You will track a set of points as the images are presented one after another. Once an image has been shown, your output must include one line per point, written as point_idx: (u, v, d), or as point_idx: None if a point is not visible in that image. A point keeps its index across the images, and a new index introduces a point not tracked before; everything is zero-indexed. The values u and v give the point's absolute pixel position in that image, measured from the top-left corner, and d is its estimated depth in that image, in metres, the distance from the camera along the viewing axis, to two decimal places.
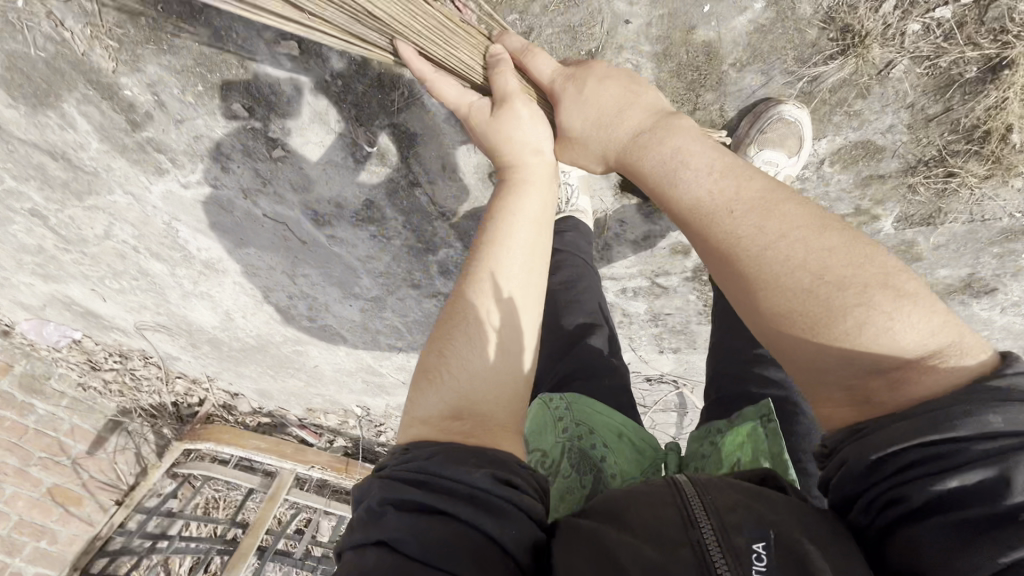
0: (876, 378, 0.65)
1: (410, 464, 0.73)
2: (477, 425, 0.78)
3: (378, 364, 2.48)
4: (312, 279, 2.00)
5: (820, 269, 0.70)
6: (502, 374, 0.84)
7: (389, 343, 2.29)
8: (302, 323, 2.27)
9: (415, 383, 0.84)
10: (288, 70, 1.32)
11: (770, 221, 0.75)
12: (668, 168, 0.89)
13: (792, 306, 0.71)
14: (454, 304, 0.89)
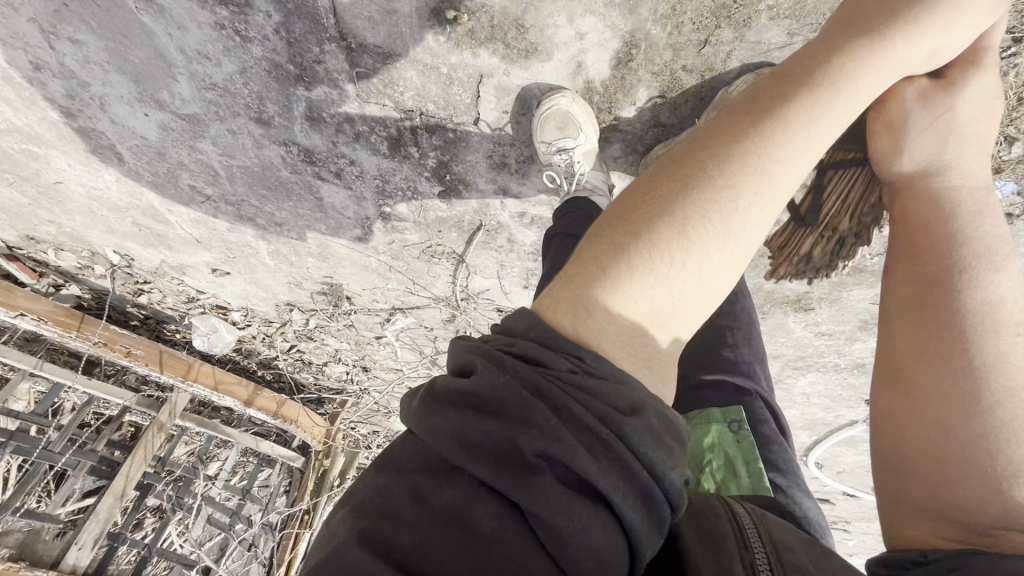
0: (1002, 500, 0.81)
1: (593, 406, 0.61)
2: (651, 356, 0.71)
3: (163, 208, 1.84)
4: (85, 52, 1.31)
5: (1016, 420, 0.83)
6: (694, 311, 0.73)
7: (192, 185, 1.70)
8: (44, 113, 1.51)
9: (607, 247, 0.71)
10: None
11: (1014, 358, 0.86)
12: (967, 228, 0.93)
13: (977, 398, 0.85)
14: (679, 205, 0.71)
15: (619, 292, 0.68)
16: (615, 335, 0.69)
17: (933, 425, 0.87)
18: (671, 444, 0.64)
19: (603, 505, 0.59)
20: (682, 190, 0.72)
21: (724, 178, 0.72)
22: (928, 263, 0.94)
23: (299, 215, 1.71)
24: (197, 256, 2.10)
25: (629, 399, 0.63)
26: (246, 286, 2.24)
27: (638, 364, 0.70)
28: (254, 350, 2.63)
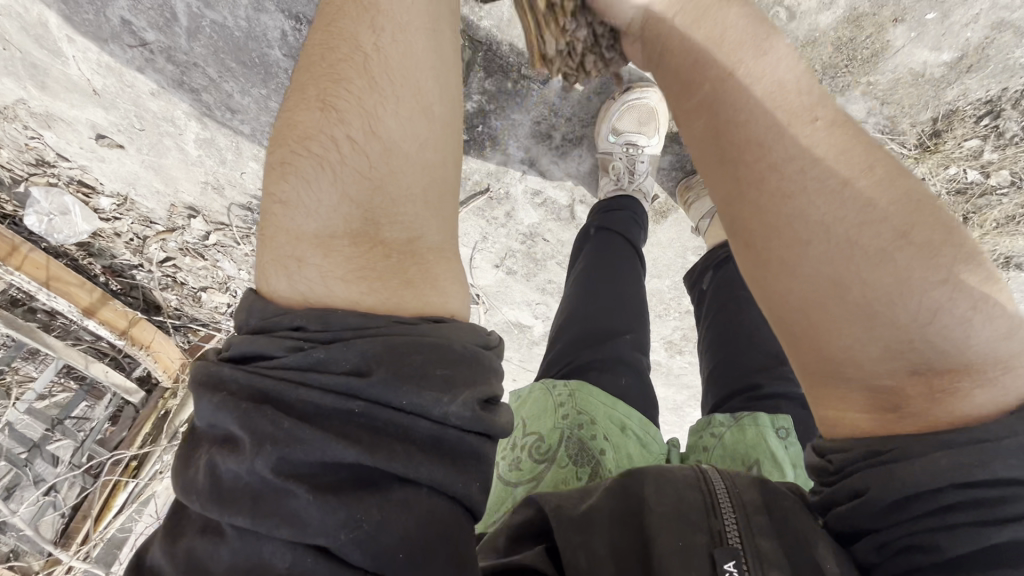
0: (917, 322, 0.65)
1: (320, 380, 0.56)
2: (403, 250, 0.67)
3: (60, 34, 1.36)
4: None
5: (899, 230, 0.66)
6: (430, 174, 0.70)
7: (124, 18, 1.29)
8: None
9: (279, 188, 0.67)
10: None
11: (858, 183, 0.68)
12: (757, 108, 0.71)
13: (848, 281, 0.67)
14: (341, 114, 0.68)
15: (305, 210, 0.65)
16: (329, 251, 0.64)
17: (791, 276, 0.70)
18: (444, 376, 0.58)
19: (401, 485, 0.56)
20: (335, 102, 0.69)
21: (355, 74, 0.69)
22: (741, 171, 0.72)
23: (267, 108, 1.40)
24: (80, 110, 1.59)
25: (349, 350, 0.57)
26: (140, 170, 1.77)
27: (382, 269, 0.65)
28: (111, 249, 2.08)
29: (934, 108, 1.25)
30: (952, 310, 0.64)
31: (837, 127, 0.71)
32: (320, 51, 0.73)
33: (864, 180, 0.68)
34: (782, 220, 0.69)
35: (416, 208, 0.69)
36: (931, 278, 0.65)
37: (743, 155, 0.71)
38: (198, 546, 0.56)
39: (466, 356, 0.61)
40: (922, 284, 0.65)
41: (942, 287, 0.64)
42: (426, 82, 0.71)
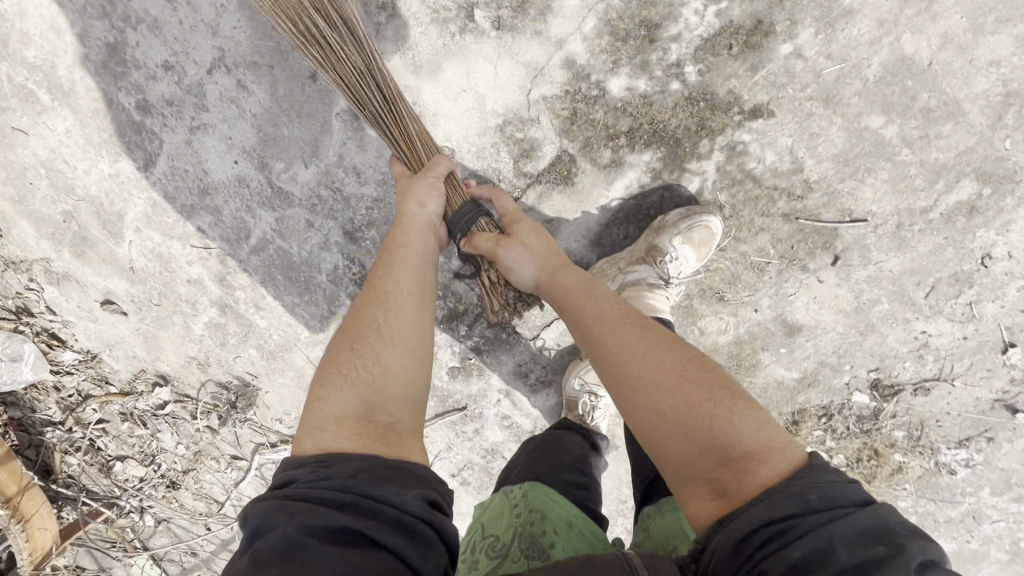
0: (700, 424, 0.77)
1: (327, 484, 0.71)
2: (389, 428, 0.82)
3: (130, 223, 1.63)
4: (240, 97, 1.37)
5: (678, 370, 0.82)
6: (415, 368, 0.89)
7: (199, 229, 1.58)
8: (109, 88, 1.43)
9: (319, 377, 0.86)
10: (576, 30, 1.15)
11: (642, 334, 0.88)
12: (569, 291, 0.99)
13: (649, 406, 0.80)
14: (360, 330, 0.90)
15: (327, 398, 0.82)
16: (345, 429, 0.80)
17: (630, 410, 0.83)
18: (404, 479, 0.73)
19: (374, 547, 0.67)
20: (358, 318, 0.91)
21: (378, 294, 0.93)
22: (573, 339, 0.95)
23: (292, 311, 1.65)
24: (103, 278, 1.75)
25: (352, 467, 0.74)
26: (128, 335, 1.85)
27: (378, 442, 0.79)
28: (36, 403, 1.99)
29: (791, 406, 1.43)
30: (718, 415, 0.77)
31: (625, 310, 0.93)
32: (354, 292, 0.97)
33: (642, 332, 0.88)
34: (600, 373, 0.88)
35: (404, 400, 0.86)
36: (699, 394, 0.79)
37: (574, 325, 0.95)
38: None
39: (423, 474, 0.77)
40: (695, 400, 0.78)
41: (708, 401, 0.78)
42: (416, 298, 0.94)
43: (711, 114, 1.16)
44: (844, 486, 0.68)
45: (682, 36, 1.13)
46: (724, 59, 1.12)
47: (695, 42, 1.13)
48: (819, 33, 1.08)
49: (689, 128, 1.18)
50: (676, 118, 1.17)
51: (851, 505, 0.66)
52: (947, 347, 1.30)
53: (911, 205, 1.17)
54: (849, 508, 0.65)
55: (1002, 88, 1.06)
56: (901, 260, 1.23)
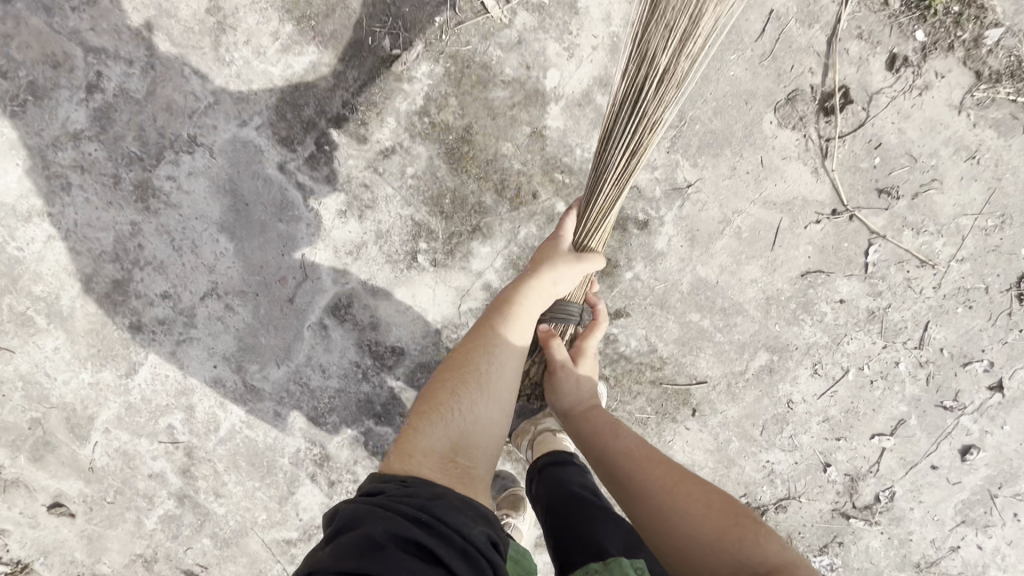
0: (730, 542, 1.00)
1: (409, 500, 0.92)
2: (466, 473, 1.05)
3: (99, 425, 1.78)
4: (226, 315, 1.69)
5: (705, 502, 1.08)
6: (489, 430, 1.12)
7: (170, 425, 1.77)
8: (107, 313, 1.71)
9: (417, 415, 1.09)
10: (492, 264, 1.63)
11: (669, 472, 1.18)
12: (605, 433, 1.33)
13: (675, 518, 1.08)
14: (456, 384, 1.12)
15: (427, 434, 1.05)
16: (436, 464, 1.03)
17: (663, 532, 1.08)
18: (471, 515, 0.94)
19: (434, 560, 0.84)
20: (457, 374, 1.14)
21: (479, 359, 1.16)
22: (609, 466, 1.26)
23: (251, 496, 1.80)
24: (56, 480, 1.82)
25: (435, 493, 0.95)
26: (70, 538, 1.86)
27: (456, 481, 1.02)
28: None
29: None
30: (743, 536, 1.00)
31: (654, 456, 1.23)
32: (456, 349, 1.22)
33: (667, 472, 1.18)
34: (633, 492, 1.17)
35: (480, 451, 1.09)
36: (726, 522, 1.03)
37: (611, 458, 1.26)
38: None
39: (485, 516, 0.97)
40: (723, 522, 1.03)
41: (732, 525, 1.02)
42: (507, 373, 1.17)
43: None
44: None
45: None
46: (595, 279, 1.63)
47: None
48: (654, 262, 1.61)
49: None
50: None
51: None
52: (787, 471, 1.72)
53: (732, 368, 1.67)
54: None
55: (764, 294, 1.62)
56: (737, 407, 1.69)
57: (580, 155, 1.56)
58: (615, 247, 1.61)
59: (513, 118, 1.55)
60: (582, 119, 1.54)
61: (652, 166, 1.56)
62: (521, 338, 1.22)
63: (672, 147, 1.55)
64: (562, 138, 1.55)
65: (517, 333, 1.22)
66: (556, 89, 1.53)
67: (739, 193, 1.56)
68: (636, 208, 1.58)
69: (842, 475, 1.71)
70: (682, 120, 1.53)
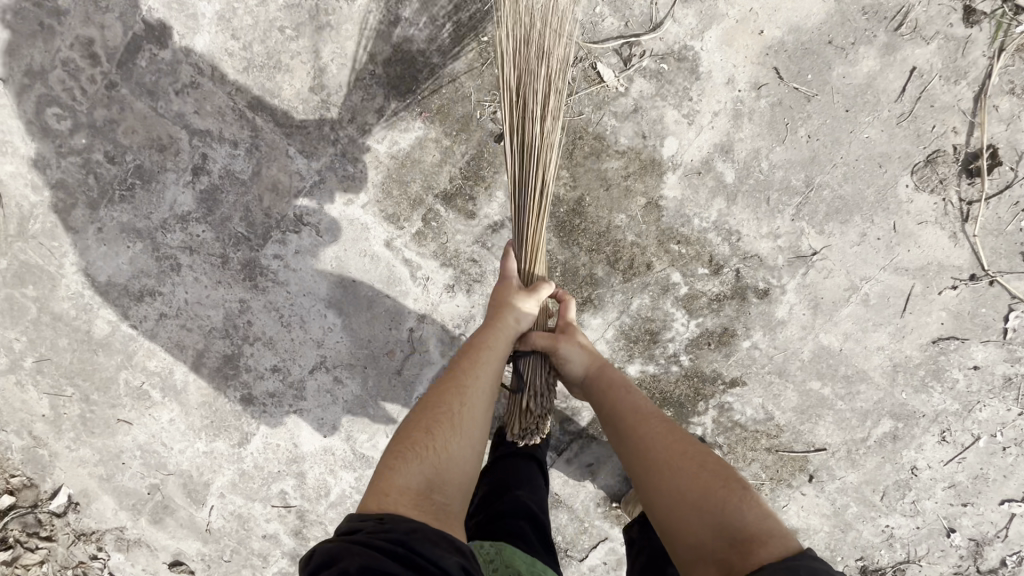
0: (717, 511, 1.03)
1: (387, 536, 0.90)
2: (441, 508, 1.03)
3: (215, 490, 1.84)
4: (335, 387, 1.70)
5: (699, 472, 1.10)
6: (465, 463, 1.13)
7: (282, 490, 1.82)
8: (219, 386, 1.74)
9: (393, 450, 1.09)
10: (603, 335, 1.59)
11: (670, 438, 1.19)
12: (613, 392, 1.32)
13: (668, 482, 1.11)
14: (432, 416, 1.15)
15: (403, 471, 1.05)
16: (412, 501, 1.01)
17: (655, 489, 1.12)
18: (450, 546, 0.94)
19: None
20: (430, 406, 1.17)
21: (451, 392, 1.20)
22: (612, 422, 1.28)
23: None
24: (176, 540, 1.89)
25: (411, 528, 0.93)
26: None
27: (432, 515, 1.00)
28: None
29: None
30: (730, 505, 1.03)
31: (656, 421, 1.24)
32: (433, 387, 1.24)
33: (668, 439, 1.18)
34: (631, 447, 1.21)
35: (454, 483, 1.09)
36: (717, 484, 1.07)
37: (618, 414, 1.27)
38: None
39: (463, 549, 0.96)
40: (710, 489, 1.07)
41: (725, 489, 1.06)
42: (479, 403, 1.20)
43: (703, 383, 1.61)
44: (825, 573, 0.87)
45: (681, 334, 1.58)
46: (710, 349, 1.58)
47: (683, 341, 1.58)
48: (774, 331, 1.55)
49: (689, 394, 1.62)
50: (679, 387, 1.61)
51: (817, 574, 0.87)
52: (908, 535, 1.68)
53: (853, 435, 1.62)
54: None
55: (891, 361, 1.55)
56: (857, 473, 1.65)
57: (698, 225, 1.49)
58: (734, 316, 1.55)
59: (629, 190, 1.48)
60: (702, 189, 1.47)
61: (776, 234, 1.49)
62: (493, 367, 1.26)
63: (797, 213, 1.47)
64: (678, 207, 1.49)
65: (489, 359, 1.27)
66: (676, 158, 1.46)
67: (869, 260, 1.48)
68: (756, 276, 1.52)
69: (966, 540, 1.66)
70: (810, 186, 1.45)
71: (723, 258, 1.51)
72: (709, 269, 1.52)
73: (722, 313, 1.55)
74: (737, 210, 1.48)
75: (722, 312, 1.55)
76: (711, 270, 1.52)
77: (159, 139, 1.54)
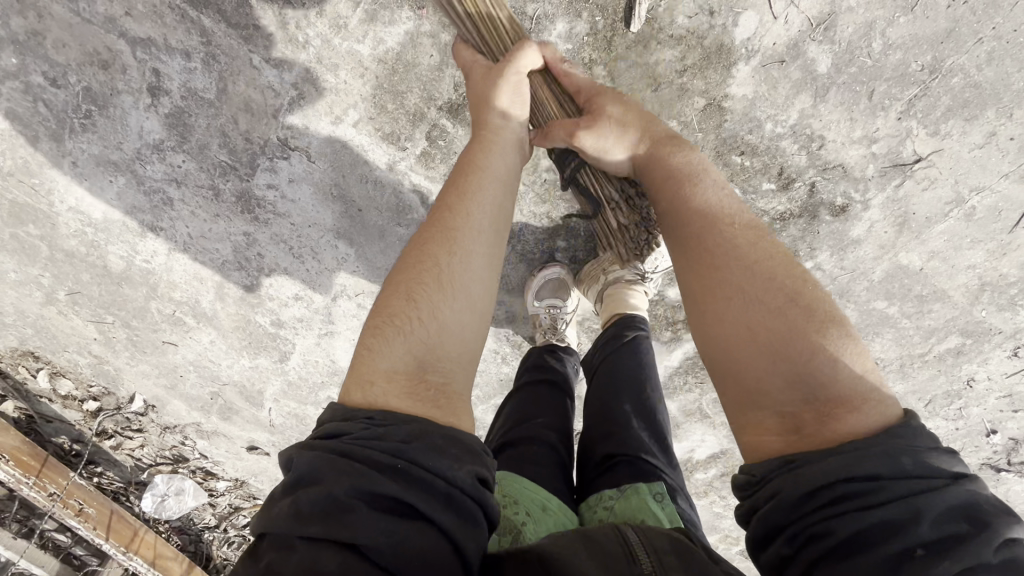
0: (801, 358, 0.80)
1: (377, 446, 0.73)
2: (441, 389, 0.82)
3: (269, 396, 1.97)
4: (360, 312, 1.66)
5: (793, 300, 0.85)
6: (465, 331, 0.88)
7: (328, 395, 1.93)
8: (247, 313, 1.72)
9: (373, 329, 0.86)
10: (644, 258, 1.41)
11: (762, 260, 0.89)
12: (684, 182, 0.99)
13: (743, 313, 0.85)
14: (419, 276, 0.87)
15: (386, 352, 0.82)
16: (400, 387, 0.80)
17: (722, 315, 0.87)
18: (458, 452, 0.76)
19: (419, 519, 0.70)
20: (415, 264, 0.89)
21: (439, 244, 0.90)
22: (676, 215, 0.97)
23: None
24: (247, 431, 2.11)
25: (408, 428, 0.75)
26: (271, 466, 2.23)
27: (429, 404, 0.80)
28: (195, 516, 2.31)
29: None
30: (812, 352, 0.80)
31: (745, 227, 0.93)
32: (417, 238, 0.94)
33: (760, 254, 0.90)
34: (705, 257, 0.92)
35: (455, 356, 0.86)
36: (803, 325, 0.82)
37: (688, 212, 0.96)
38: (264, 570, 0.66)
39: (478, 448, 0.79)
40: (795, 329, 0.82)
41: (814, 336, 0.81)
42: (481, 253, 0.91)
43: None
44: (952, 484, 0.69)
45: None
46: None
47: None
48: (846, 250, 1.33)
49: None
50: None
51: (924, 474, 0.70)
52: (944, 434, 1.67)
53: (911, 351, 1.49)
54: (964, 487, 0.69)
55: (979, 280, 1.34)
56: (905, 385, 1.57)
57: (770, 130, 1.18)
58: (801, 236, 1.31)
59: (683, 87, 1.15)
60: (782, 82, 1.12)
61: (872, 137, 1.17)
62: (491, 209, 0.95)
63: (908, 110, 1.13)
64: (747, 109, 1.16)
65: (487, 201, 0.95)
66: (751, 41, 1.09)
67: (987, 165, 1.18)
68: (835, 191, 1.24)
69: (1006, 439, 1.64)
70: (933, 73, 1.08)
71: (797, 168, 1.22)
72: (776, 183, 1.25)
73: (787, 233, 1.32)
74: (824, 109, 1.14)
75: (785, 233, 1.31)
76: (779, 183, 1.25)
77: (98, 52, 1.26)
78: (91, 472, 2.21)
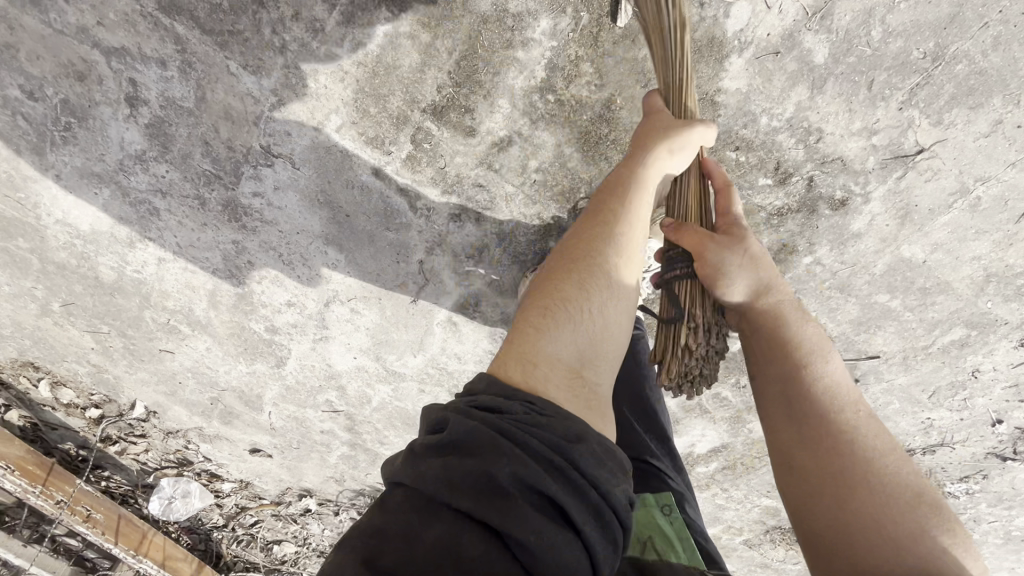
0: (903, 539, 0.89)
1: (541, 435, 0.69)
2: (589, 396, 0.81)
3: (269, 400, 1.97)
4: (354, 317, 1.64)
5: (900, 492, 0.94)
6: (611, 336, 0.88)
7: (326, 398, 1.92)
8: (241, 320, 1.71)
9: (536, 309, 0.86)
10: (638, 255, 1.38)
11: (869, 438, 0.98)
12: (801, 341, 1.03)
13: (850, 482, 0.94)
14: (580, 272, 0.88)
15: (552, 338, 0.82)
16: (561, 377, 0.80)
17: (833, 477, 0.95)
18: (614, 461, 0.73)
19: (568, 527, 0.66)
20: (578, 256, 0.91)
21: (597, 243, 0.91)
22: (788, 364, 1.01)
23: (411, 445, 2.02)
24: (248, 434, 2.12)
25: (572, 427, 0.72)
26: (274, 467, 2.24)
27: (582, 403, 0.80)
28: (203, 517, 2.35)
29: None
30: (916, 535, 0.89)
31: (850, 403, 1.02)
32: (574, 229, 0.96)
33: (868, 430, 0.99)
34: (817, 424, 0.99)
35: (604, 359, 0.86)
36: (903, 510, 0.91)
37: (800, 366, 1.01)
38: (399, 546, 0.63)
39: (625, 464, 0.75)
40: (900, 510, 0.91)
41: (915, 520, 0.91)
42: (630, 255, 0.93)
43: None
44: None
45: None
46: None
47: None
48: (846, 243, 1.29)
49: None
50: None
51: None
52: (948, 425, 1.64)
53: (914, 343, 1.46)
54: None
55: (984, 271, 1.30)
56: (908, 376, 1.54)
57: (765, 124, 1.14)
58: (799, 230, 1.28)
59: None
60: (776, 75, 1.08)
61: (871, 129, 1.12)
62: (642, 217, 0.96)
63: (909, 100, 1.08)
64: (741, 103, 1.12)
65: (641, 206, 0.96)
66: (744, 33, 1.04)
67: (993, 154, 1.13)
68: (834, 184, 1.20)
69: (1012, 429, 1.62)
70: (935, 61, 1.04)
71: (794, 163, 1.18)
72: (772, 178, 1.21)
73: (784, 228, 1.28)
74: (821, 101, 1.10)
75: (783, 228, 1.28)
76: (776, 178, 1.21)
77: (73, 63, 1.23)
78: (98, 476, 2.24)
